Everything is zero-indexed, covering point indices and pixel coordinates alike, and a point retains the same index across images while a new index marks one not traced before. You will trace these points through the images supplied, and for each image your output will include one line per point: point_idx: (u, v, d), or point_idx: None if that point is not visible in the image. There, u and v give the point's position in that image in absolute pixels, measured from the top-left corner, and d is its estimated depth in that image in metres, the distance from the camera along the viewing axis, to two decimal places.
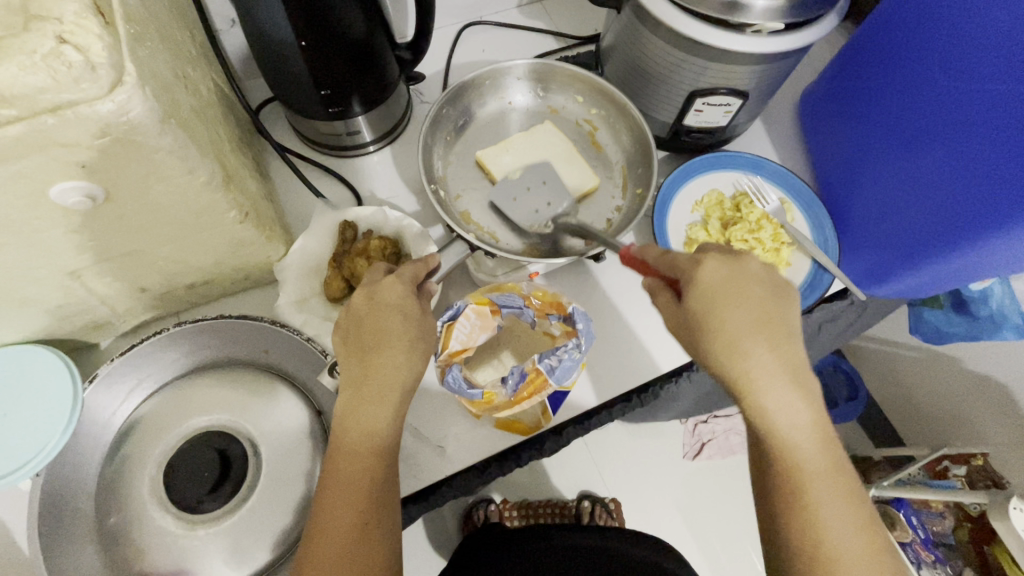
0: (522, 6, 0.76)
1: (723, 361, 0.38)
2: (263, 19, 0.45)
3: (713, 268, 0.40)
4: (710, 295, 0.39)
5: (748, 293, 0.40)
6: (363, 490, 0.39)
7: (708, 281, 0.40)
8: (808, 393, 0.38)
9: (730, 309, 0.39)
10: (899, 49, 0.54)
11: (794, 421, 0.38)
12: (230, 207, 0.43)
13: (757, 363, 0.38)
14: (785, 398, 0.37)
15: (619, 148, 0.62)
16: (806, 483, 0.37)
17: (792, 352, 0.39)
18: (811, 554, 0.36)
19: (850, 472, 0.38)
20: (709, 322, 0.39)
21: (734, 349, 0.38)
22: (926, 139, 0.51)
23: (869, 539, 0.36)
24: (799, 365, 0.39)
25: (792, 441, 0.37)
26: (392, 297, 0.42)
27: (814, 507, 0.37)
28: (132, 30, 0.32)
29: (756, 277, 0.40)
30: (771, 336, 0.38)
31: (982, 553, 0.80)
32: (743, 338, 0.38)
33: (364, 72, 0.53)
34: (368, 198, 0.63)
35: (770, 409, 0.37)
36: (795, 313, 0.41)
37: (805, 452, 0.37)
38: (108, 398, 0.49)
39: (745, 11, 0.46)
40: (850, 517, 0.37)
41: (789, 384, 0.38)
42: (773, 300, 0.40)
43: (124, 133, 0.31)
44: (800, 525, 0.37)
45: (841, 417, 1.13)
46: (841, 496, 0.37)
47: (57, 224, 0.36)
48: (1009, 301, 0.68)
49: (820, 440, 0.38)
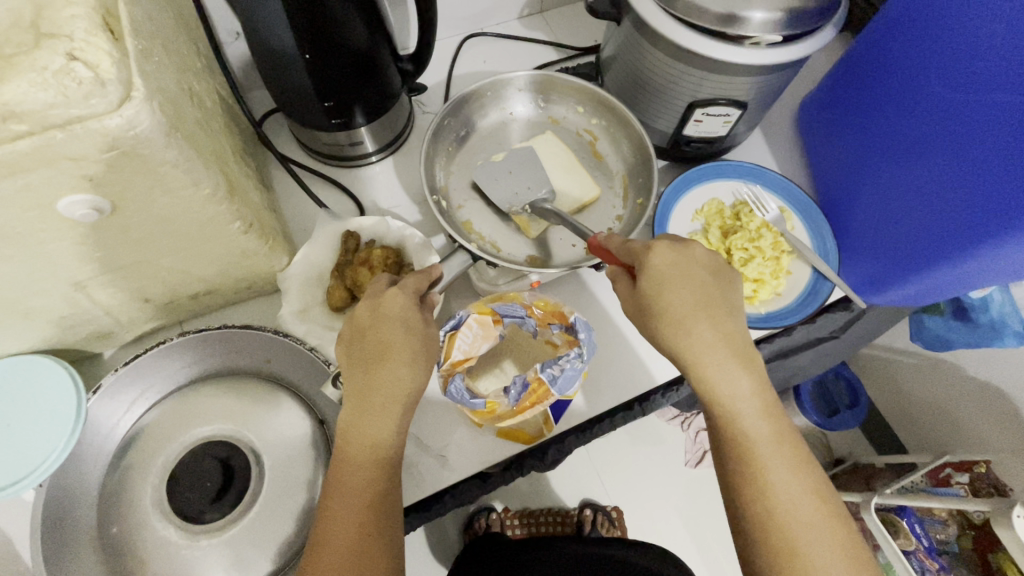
0: (522, 18, 0.77)
1: (669, 339, 0.41)
2: (267, 33, 0.45)
3: (664, 252, 0.42)
4: (660, 278, 0.41)
5: (692, 275, 0.42)
6: (367, 500, 0.39)
7: (658, 264, 0.42)
8: (748, 364, 0.40)
9: (677, 291, 0.41)
10: (897, 59, 0.54)
11: (735, 391, 0.39)
12: (234, 218, 0.44)
13: (698, 340, 0.40)
14: (724, 368, 0.40)
15: (620, 157, 0.62)
16: (754, 451, 0.38)
17: (731, 326, 0.41)
18: (765, 520, 0.37)
19: (799, 440, 0.40)
20: (656, 303, 0.41)
21: (679, 327, 0.40)
22: (924, 148, 0.51)
23: (820, 503, 0.37)
24: (739, 338, 0.41)
25: (735, 411, 0.39)
26: (395, 309, 0.43)
27: (764, 474, 0.38)
28: (140, 45, 0.32)
29: (700, 261, 0.42)
30: (713, 314, 0.41)
31: (985, 561, 0.79)
32: (686, 316, 0.40)
33: (366, 84, 0.53)
34: (370, 208, 0.64)
35: (711, 382, 0.39)
36: (735, 293, 0.43)
37: (748, 420, 0.39)
38: (111, 408, 0.49)
39: (742, 24, 0.46)
40: (800, 483, 0.38)
41: (729, 356, 0.40)
42: (717, 283, 0.42)
43: (131, 147, 0.32)
44: (752, 493, 0.38)
45: (841, 424, 1.13)
46: (790, 462, 0.38)
47: (64, 236, 0.36)
48: (1010, 309, 0.68)
49: (763, 407, 0.39)
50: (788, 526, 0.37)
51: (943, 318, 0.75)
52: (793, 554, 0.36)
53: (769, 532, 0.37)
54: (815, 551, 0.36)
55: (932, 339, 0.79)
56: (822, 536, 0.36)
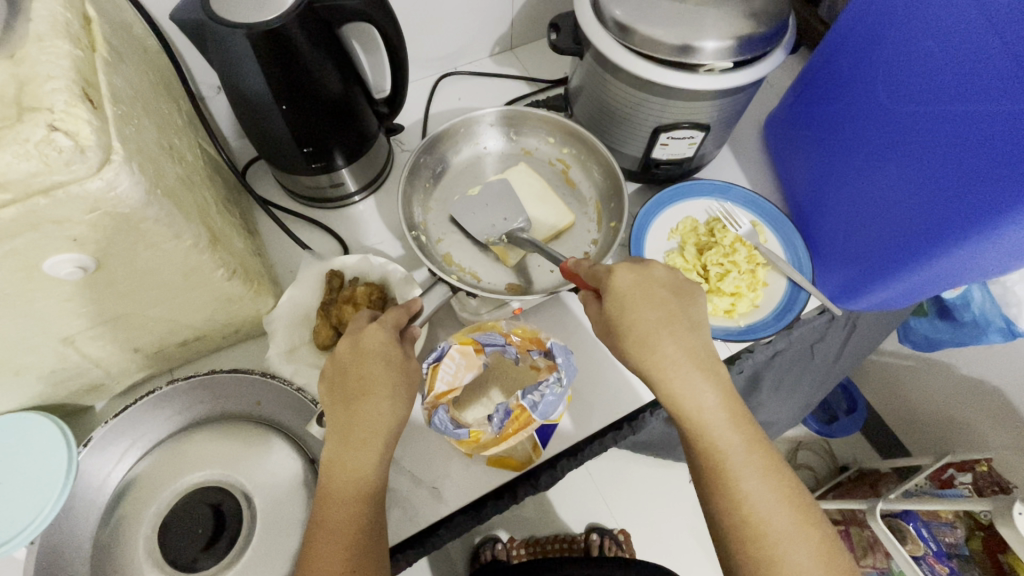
0: (494, 55, 0.81)
1: (636, 355, 0.42)
2: (243, 87, 0.48)
3: (625, 275, 0.44)
4: (622, 299, 0.43)
5: (653, 294, 0.43)
6: (352, 535, 0.40)
7: (621, 286, 0.43)
8: (712, 377, 0.41)
9: (639, 310, 0.42)
10: (849, 76, 0.57)
11: (701, 403, 0.40)
12: (218, 265, 0.45)
13: (663, 356, 0.41)
14: (689, 381, 0.40)
15: (592, 183, 0.65)
16: (725, 462, 0.39)
17: (693, 341, 0.42)
18: (742, 531, 0.38)
19: (770, 447, 0.40)
20: (621, 326, 0.42)
21: (644, 344, 0.41)
22: (883, 158, 0.54)
23: (795, 511, 0.38)
24: (701, 352, 0.42)
25: (702, 422, 0.40)
26: (374, 344, 0.44)
27: (736, 483, 0.39)
28: (120, 111, 0.34)
29: (660, 281, 0.44)
30: (676, 331, 0.42)
31: (998, 562, 0.78)
32: (649, 333, 0.41)
33: (343, 128, 0.55)
34: (355, 247, 0.65)
35: (678, 396, 0.40)
36: (699, 309, 0.44)
37: (716, 432, 0.40)
38: (103, 460, 0.49)
39: (695, 53, 0.49)
40: (772, 491, 0.39)
41: (694, 370, 0.41)
42: (677, 299, 0.43)
43: (113, 207, 0.33)
44: (726, 504, 0.39)
45: (841, 430, 1.17)
46: (762, 470, 0.39)
47: (51, 294, 0.38)
48: (992, 305, 0.66)
49: (730, 416, 0.40)
50: (764, 534, 0.37)
51: (930, 321, 0.77)
52: (768, 561, 0.37)
53: (746, 540, 0.38)
54: (792, 559, 0.37)
55: (922, 340, 0.81)
56: (799, 542, 0.37)
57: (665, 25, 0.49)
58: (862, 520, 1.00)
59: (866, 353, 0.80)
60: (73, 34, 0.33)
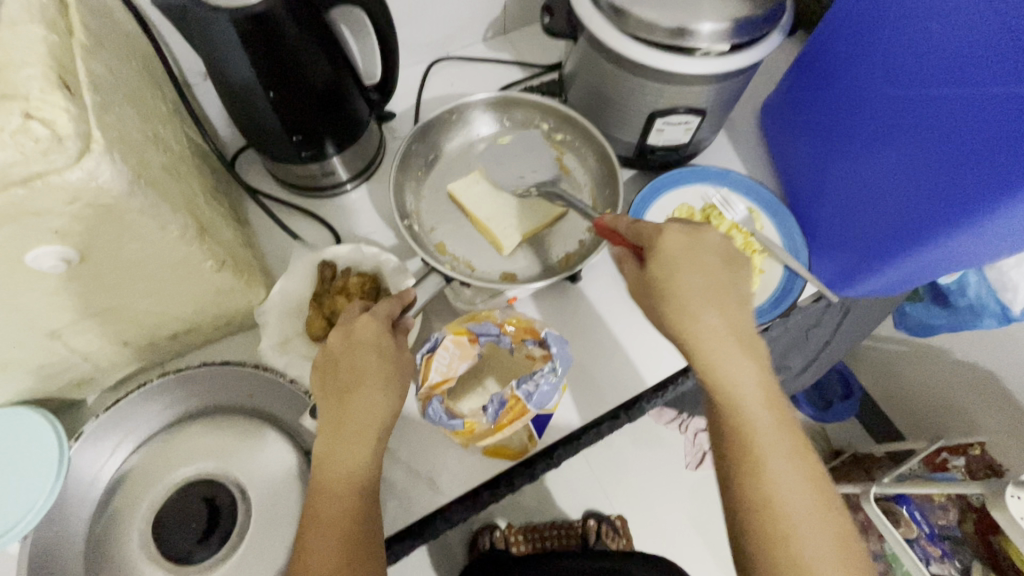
0: (486, 40, 0.79)
1: (678, 320, 0.43)
2: (228, 74, 0.46)
3: (675, 237, 0.44)
4: (669, 260, 0.44)
5: (704, 262, 0.44)
6: (347, 528, 0.39)
7: (669, 248, 0.44)
8: (752, 354, 0.42)
9: (687, 274, 0.43)
10: (848, 59, 0.56)
11: (739, 377, 0.41)
12: (206, 257, 0.44)
13: (705, 325, 0.42)
14: (729, 353, 0.41)
15: (587, 170, 0.64)
16: (754, 437, 0.40)
17: (740, 318, 0.43)
18: (760, 506, 0.38)
19: (800, 433, 0.41)
20: (665, 285, 0.43)
21: (687, 312, 0.42)
22: (882, 141, 0.53)
23: (817, 496, 0.38)
24: (746, 330, 0.43)
25: (738, 396, 0.41)
26: (367, 336, 0.44)
27: (761, 460, 0.39)
28: (99, 99, 0.33)
29: (712, 247, 0.44)
30: (723, 303, 0.43)
31: (989, 543, 0.81)
32: (694, 302, 0.42)
33: (333, 115, 0.54)
34: (348, 237, 0.65)
35: (715, 366, 0.41)
36: (746, 288, 0.45)
37: (750, 407, 0.40)
38: (94, 453, 0.49)
39: (691, 36, 0.48)
40: (796, 473, 0.39)
41: (736, 344, 0.42)
42: (728, 271, 0.44)
43: (95, 198, 0.33)
44: (747, 478, 0.39)
45: (836, 415, 1.19)
46: (790, 453, 0.39)
47: (35, 287, 0.37)
48: (987, 290, 0.66)
49: (765, 394, 0.41)
50: (780, 511, 0.38)
51: (925, 305, 0.77)
52: (785, 539, 0.37)
53: (762, 516, 0.38)
54: (806, 539, 0.37)
55: (918, 326, 0.81)
56: (817, 524, 0.37)
57: (660, 7, 0.48)
58: (857, 503, 1.01)
59: (858, 337, 0.80)
60: (48, 19, 0.32)
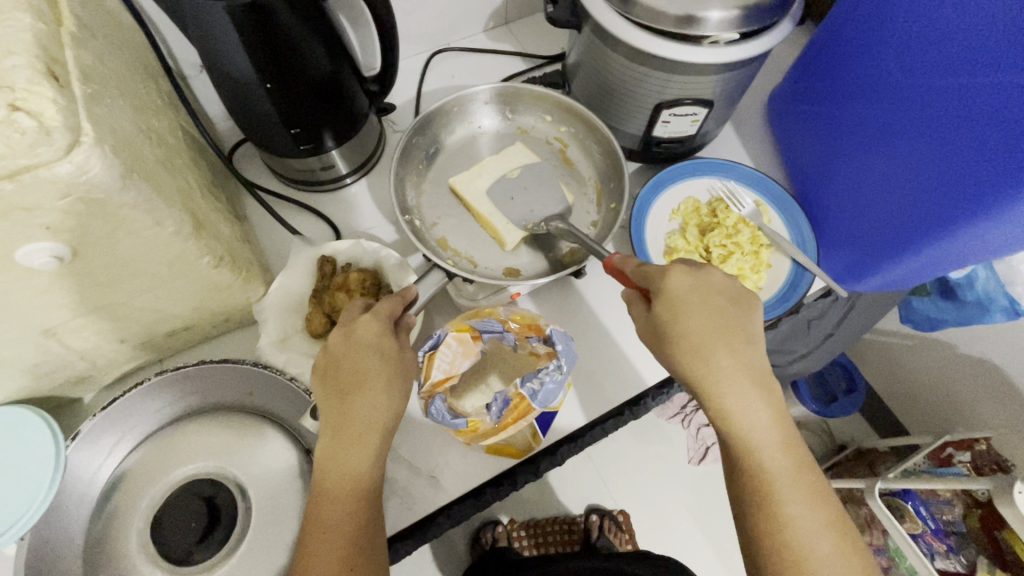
0: (488, 30, 0.78)
1: (687, 364, 0.41)
2: (223, 65, 0.45)
3: (679, 277, 0.43)
4: (676, 304, 0.42)
5: (709, 300, 0.42)
6: (349, 532, 0.39)
7: (675, 289, 0.43)
8: (766, 394, 0.41)
9: (693, 316, 0.42)
10: (857, 48, 0.54)
11: (754, 421, 0.40)
12: (203, 253, 0.43)
13: (717, 368, 0.41)
14: (743, 397, 0.40)
15: (591, 163, 0.63)
16: (771, 483, 0.39)
17: (751, 357, 0.42)
18: (780, 553, 0.38)
19: (817, 474, 0.40)
20: (674, 330, 0.42)
21: (697, 354, 0.41)
22: (892, 133, 0.52)
23: (836, 539, 0.38)
24: (758, 368, 0.41)
25: (753, 441, 0.40)
26: (368, 336, 0.43)
27: (780, 506, 0.39)
28: (89, 90, 0.32)
29: (716, 287, 0.43)
30: (731, 343, 0.41)
31: (994, 539, 0.78)
32: (703, 344, 0.41)
33: (332, 107, 0.53)
34: (348, 232, 0.63)
35: (730, 411, 0.40)
36: (754, 323, 0.44)
37: (766, 451, 0.40)
38: (92, 453, 0.48)
39: (700, 23, 0.47)
40: (816, 517, 0.39)
41: (750, 386, 0.41)
42: (734, 307, 0.43)
43: (86, 193, 0.31)
44: (769, 525, 0.39)
45: (841, 410, 1.12)
46: (808, 497, 0.39)
47: (28, 285, 0.36)
48: (996, 285, 0.65)
49: (779, 436, 0.40)
50: (805, 559, 0.38)
51: (932, 300, 0.76)
52: None
53: (785, 563, 0.38)
54: None
55: (924, 321, 0.80)
56: (839, 568, 0.37)
57: None
58: (859, 498, 1.01)
59: (862, 332, 0.79)
60: (35, 7, 0.31)
